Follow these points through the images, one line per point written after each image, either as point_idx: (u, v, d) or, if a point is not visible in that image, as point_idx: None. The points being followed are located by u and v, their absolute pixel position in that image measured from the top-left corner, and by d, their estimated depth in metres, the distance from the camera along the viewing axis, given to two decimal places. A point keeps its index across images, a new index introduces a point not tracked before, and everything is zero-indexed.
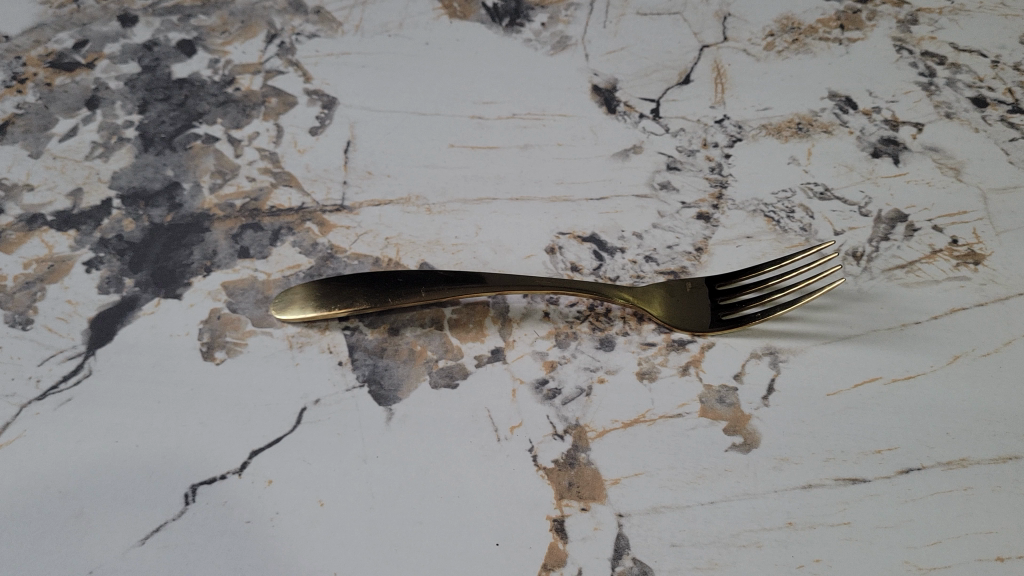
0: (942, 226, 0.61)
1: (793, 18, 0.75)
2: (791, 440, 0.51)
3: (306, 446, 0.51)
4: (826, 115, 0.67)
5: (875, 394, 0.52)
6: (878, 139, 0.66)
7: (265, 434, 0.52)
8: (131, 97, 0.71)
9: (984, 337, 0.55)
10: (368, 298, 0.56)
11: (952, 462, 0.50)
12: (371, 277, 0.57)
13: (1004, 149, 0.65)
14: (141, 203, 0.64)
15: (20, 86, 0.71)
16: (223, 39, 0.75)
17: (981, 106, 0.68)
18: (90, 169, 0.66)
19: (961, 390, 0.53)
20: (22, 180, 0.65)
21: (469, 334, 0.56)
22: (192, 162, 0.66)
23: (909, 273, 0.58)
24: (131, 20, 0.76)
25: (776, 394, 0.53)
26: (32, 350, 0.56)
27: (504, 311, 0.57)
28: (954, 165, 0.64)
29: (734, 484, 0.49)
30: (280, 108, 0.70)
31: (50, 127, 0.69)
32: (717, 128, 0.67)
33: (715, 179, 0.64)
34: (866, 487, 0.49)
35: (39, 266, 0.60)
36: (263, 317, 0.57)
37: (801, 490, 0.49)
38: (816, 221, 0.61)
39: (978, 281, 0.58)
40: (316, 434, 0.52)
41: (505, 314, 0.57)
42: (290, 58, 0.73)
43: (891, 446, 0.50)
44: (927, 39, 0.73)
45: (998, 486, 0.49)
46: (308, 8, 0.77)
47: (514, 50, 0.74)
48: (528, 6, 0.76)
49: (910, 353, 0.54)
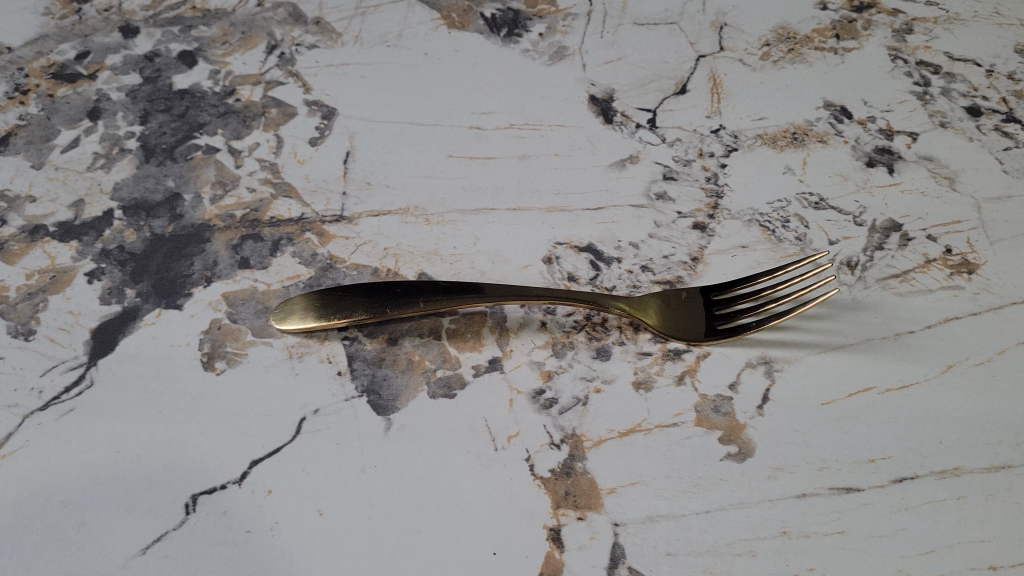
0: (936, 236, 0.61)
1: (789, 28, 0.75)
2: (785, 449, 0.51)
3: (306, 456, 0.52)
4: (821, 124, 0.68)
5: (869, 404, 0.53)
6: (873, 148, 0.66)
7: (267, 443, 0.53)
8: (132, 108, 0.71)
9: (978, 346, 0.55)
10: (368, 308, 0.56)
11: (946, 471, 0.50)
12: (369, 287, 0.57)
13: (999, 158, 0.66)
14: (143, 213, 0.64)
15: (22, 97, 0.72)
16: (225, 50, 0.75)
17: (976, 115, 0.68)
18: (92, 181, 0.66)
19: (954, 399, 0.53)
20: (24, 191, 0.66)
21: (469, 344, 0.57)
22: (193, 172, 0.67)
23: (903, 283, 0.59)
24: (132, 31, 0.77)
25: (770, 403, 0.53)
26: (35, 360, 0.57)
27: (502, 320, 0.58)
28: (948, 174, 0.64)
29: (729, 493, 0.50)
30: (279, 119, 0.70)
31: (52, 138, 0.69)
32: (713, 138, 0.68)
33: (711, 190, 0.64)
34: (860, 496, 0.49)
35: (42, 277, 0.61)
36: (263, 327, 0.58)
37: (795, 499, 0.49)
38: (811, 231, 0.61)
39: (971, 290, 0.58)
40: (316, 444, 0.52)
41: (503, 323, 0.58)
42: (290, 69, 0.74)
43: (885, 455, 0.51)
44: (922, 48, 0.73)
45: (991, 494, 0.50)
46: (308, 19, 0.77)
47: (512, 60, 0.74)
48: (525, 16, 0.77)
49: (904, 362, 0.55)
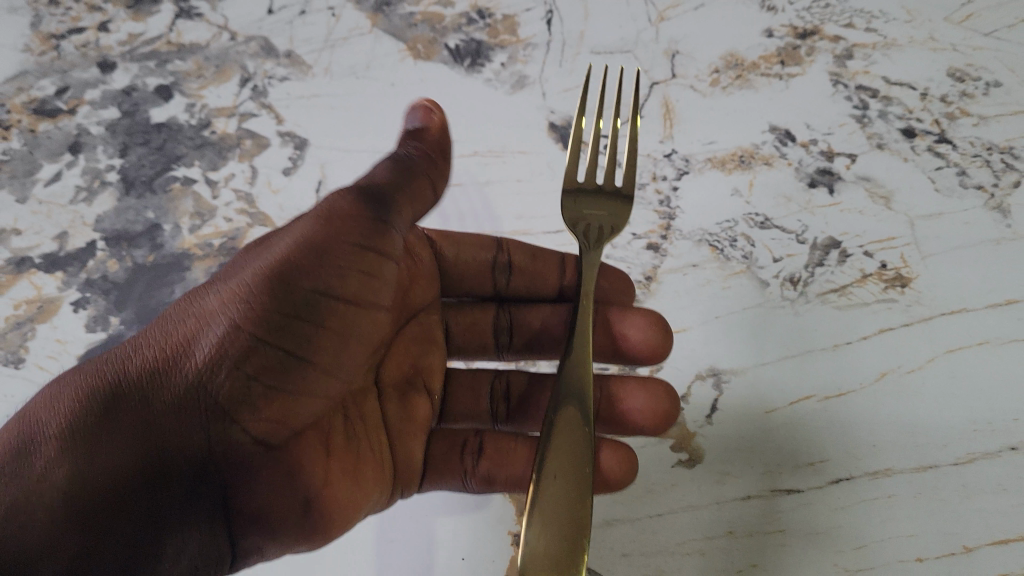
0: (872, 252, 0.65)
1: (738, 54, 0.77)
2: (730, 455, 0.57)
3: (546, 514, 0.47)
4: (767, 148, 0.72)
5: (809, 411, 0.58)
6: (815, 169, 0.70)
7: None
8: (112, 142, 0.76)
9: (910, 354, 0.59)
10: (444, 432, 0.64)
11: (878, 472, 0.55)
12: (525, 394, 0.65)
13: (931, 177, 0.69)
14: (124, 244, 0.70)
15: (5, 133, 0.76)
16: (199, 83, 0.79)
17: (910, 136, 0.71)
18: (74, 213, 0.72)
19: (888, 405, 0.57)
20: (11, 224, 0.72)
21: (613, 452, 0.55)
22: (171, 205, 0.72)
23: (841, 296, 0.63)
24: (109, 65, 0.80)
25: (719, 412, 0.59)
26: (24, 388, 0.65)
27: (627, 400, 0.59)
28: (885, 195, 0.68)
29: (679, 497, 0.56)
30: (254, 150, 0.74)
31: (34, 172, 0.74)
32: (666, 162, 0.71)
33: (664, 211, 0.69)
34: (800, 496, 0.55)
35: (29, 307, 0.68)
36: (357, 458, 0.56)
37: (740, 501, 0.55)
38: (757, 250, 0.66)
39: (904, 303, 0.62)
40: (555, 466, 0.48)
41: (629, 390, 0.60)
42: (262, 101, 0.77)
43: (823, 458, 0.56)
44: (861, 73, 0.75)
45: (918, 493, 0.54)
46: (279, 52, 0.80)
47: (475, 89, 0.78)
48: (488, 46, 0.80)
49: (843, 373, 0.59)
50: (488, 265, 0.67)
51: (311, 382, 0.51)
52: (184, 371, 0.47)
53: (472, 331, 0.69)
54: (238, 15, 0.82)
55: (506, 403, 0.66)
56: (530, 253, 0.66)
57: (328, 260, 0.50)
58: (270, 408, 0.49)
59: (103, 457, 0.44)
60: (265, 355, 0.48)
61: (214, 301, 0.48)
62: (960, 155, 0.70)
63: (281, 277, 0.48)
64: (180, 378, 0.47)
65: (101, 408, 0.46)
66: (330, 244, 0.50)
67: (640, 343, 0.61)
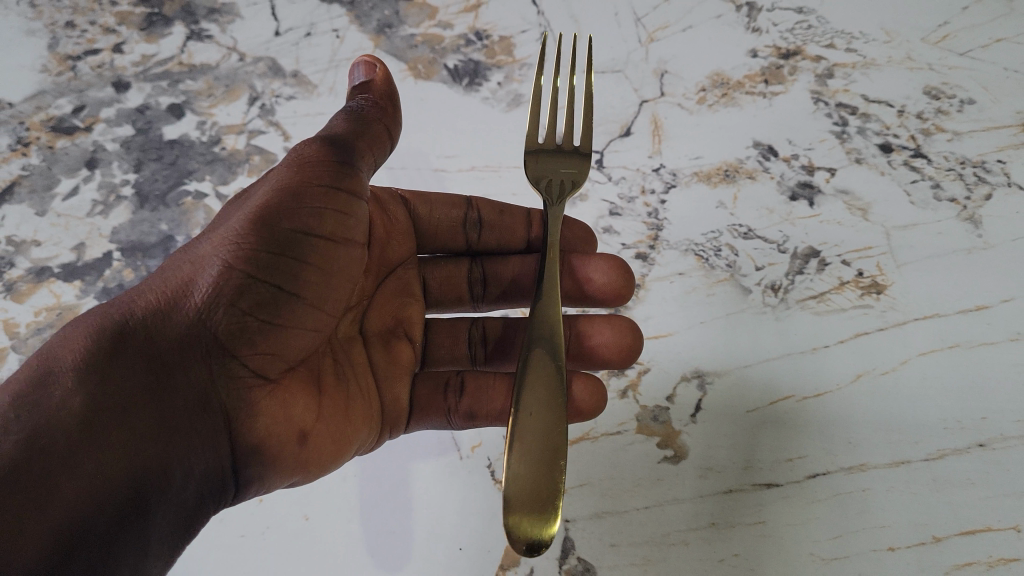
0: (850, 260, 0.68)
1: (723, 74, 0.81)
2: (714, 452, 0.60)
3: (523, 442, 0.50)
4: (750, 162, 0.75)
5: (788, 410, 0.61)
6: (796, 183, 0.73)
7: (304, 508, 0.61)
8: (126, 157, 0.79)
9: (885, 356, 0.62)
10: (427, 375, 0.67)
11: (853, 467, 0.58)
12: (503, 338, 0.69)
13: (907, 190, 0.72)
14: (139, 254, 0.74)
15: (25, 149, 0.80)
16: (209, 102, 0.82)
17: (887, 151, 0.75)
18: (91, 226, 0.75)
19: (863, 404, 0.61)
20: (31, 236, 0.75)
21: (583, 384, 0.60)
22: (184, 217, 0.75)
23: (820, 303, 0.66)
24: (124, 85, 0.84)
25: (703, 411, 0.62)
26: None
27: (593, 336, 0.65)
28: (863, 207, 0.72)
29: (665, 491, 0.59)
30: (262, 164, 0.78)
31: (53, 186, 0.78)
32: (654, 176, 0.75)
33: (652, 223, 0.73)
34: (779, 490, 0.58)
35: (48, 314, 0.71)
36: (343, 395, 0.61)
37: (722, 495, 0.59)
38: (740, 259, 0.69)
39: (879, 309, 0.65)
40: (533, 393, 0.53)
41: (596, 326, 0.65)
42: (270, 119, 0.81)
43: (801, 455, 0.60)
44: (841, 91, 0.79)
45: (892, 486, 0.57)
46: (286, 72, 0.84)
47: (473, 107, 0.81)
48: (485, 66, 0.84)
49: (820, 375, 0.62)
50: (458, 221, 0.70)
51: (298, 315, 0.55)
52: (186, 310, 0.51)
53: (449, 285, 0.72)
54: (247, 37, 0.86)
55: (483, 348, 0.70)
56: (499, 209, 0.70)
57: (302, 202, 0.53)
58: (264, 341, 0.53)
59: (116, 387, 0.48)
60: (257, 292, 0.52)
61: (208, 247, 0.52)
62: (934, 169, 0.73)
63: (265, 217, 0.52)
64: (184, 315, 0.51)
65: (111, 343, 0.49)
66: (302, 188, 0.53)
67: (604, 286, 0.67)
